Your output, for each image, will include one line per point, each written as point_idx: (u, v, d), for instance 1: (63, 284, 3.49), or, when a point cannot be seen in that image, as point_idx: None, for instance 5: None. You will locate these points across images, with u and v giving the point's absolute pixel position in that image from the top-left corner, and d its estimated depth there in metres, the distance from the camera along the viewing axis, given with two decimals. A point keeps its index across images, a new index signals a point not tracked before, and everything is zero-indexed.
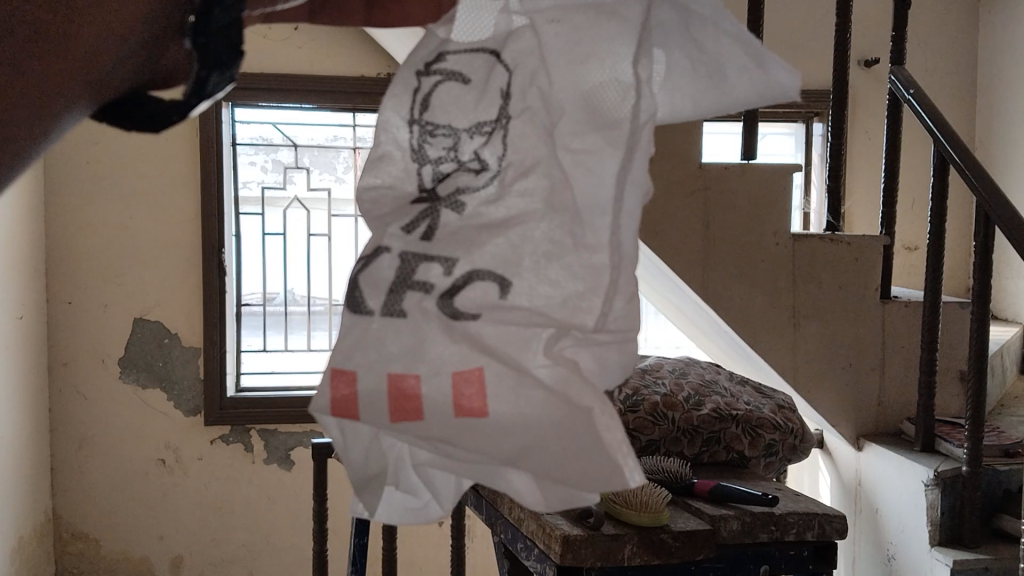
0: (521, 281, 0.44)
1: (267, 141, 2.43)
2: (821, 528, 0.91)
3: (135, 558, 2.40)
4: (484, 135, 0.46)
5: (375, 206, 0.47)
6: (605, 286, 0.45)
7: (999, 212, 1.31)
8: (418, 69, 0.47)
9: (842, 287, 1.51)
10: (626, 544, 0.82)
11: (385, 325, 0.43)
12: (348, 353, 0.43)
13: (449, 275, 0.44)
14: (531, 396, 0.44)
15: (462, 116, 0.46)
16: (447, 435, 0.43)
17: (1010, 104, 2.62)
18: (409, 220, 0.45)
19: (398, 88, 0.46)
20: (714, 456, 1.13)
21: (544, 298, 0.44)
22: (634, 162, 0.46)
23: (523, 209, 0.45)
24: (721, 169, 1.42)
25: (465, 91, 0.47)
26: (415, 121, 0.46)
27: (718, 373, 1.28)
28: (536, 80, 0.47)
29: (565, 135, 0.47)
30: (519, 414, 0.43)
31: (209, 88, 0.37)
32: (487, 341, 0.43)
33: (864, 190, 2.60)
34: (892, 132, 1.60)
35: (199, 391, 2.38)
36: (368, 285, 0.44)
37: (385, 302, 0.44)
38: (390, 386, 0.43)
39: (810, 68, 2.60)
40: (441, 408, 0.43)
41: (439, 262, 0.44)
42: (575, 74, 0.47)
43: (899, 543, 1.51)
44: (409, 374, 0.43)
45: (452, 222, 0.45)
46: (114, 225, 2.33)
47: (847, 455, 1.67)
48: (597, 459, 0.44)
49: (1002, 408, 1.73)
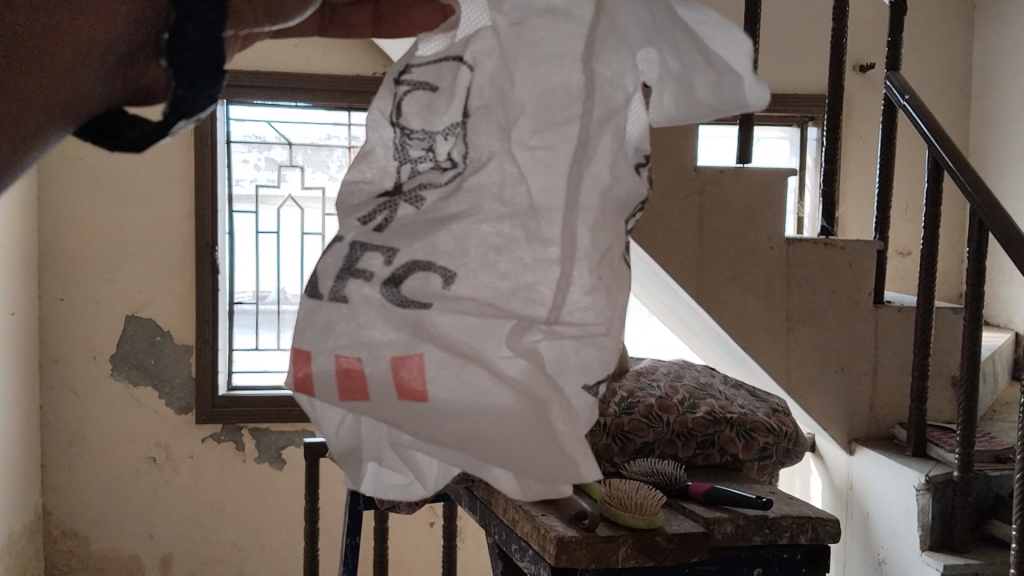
0: (465, 273, 0.47)
1: (260, 139, 2.43)
2: (814, 531, 0.91)
3: (124, 556, 2.39)
4: (453, 135, 0.52)
5: (353, 197, 0.52)
6: (555, 276, 0.48)
7: (993, 219, 1.31)
8: (394, 75, 0.54)
9: (835, 291, 1.51)
10: (621, 545, 0.82)
11: (331, 308, 0.46)
12: (307, 336, 0.47)
13: (388, 265, 0.47)
14: (487, 384, 0.47)
15: (434, 119, 0.53)
16: (395, 416, 0.47)
17: (1003, 110, 2.63)
18: (366, 213, 0.50)
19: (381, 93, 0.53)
20: (708, 459, 1.14)
21: (491, 289, 0.47)
22: (589, 157, 0.52)
23: (476, 200, 0.49)
24: (716, 172, 1.42)
25: (432, 96, 0.53)
26: (394, 124, 0.53)
27: (713, 376, 1.28)
28: (497, 81, 0.53)
29: (523, 134, 0.52)
30: (463, 398, 0.46)
31: (188, 104, 0.41)
32: (443, 331, 0.46)
33: (857, 195, 2.61)
34: (887, 137, 1.61)
35: (190, 389, 2.37)
36: (322, 269, 0.47)
37: (333, 287, 0.47)
38: (338, 367, 0.46)
39: (805, 73, 2.61)
40: (386, 391, 0.46)
41: (380, 252, 0.47)
42: (537, 77, 0.53)
43: (889, 547, 1.52)
44: (352, 356, 0.46)
45: (409, 214, 0.49)
46: (107, 222, 2.32)
47: (838, 459, 1.68)
48: (553, 453, 0.47)
49: (994, 413, 1.74)
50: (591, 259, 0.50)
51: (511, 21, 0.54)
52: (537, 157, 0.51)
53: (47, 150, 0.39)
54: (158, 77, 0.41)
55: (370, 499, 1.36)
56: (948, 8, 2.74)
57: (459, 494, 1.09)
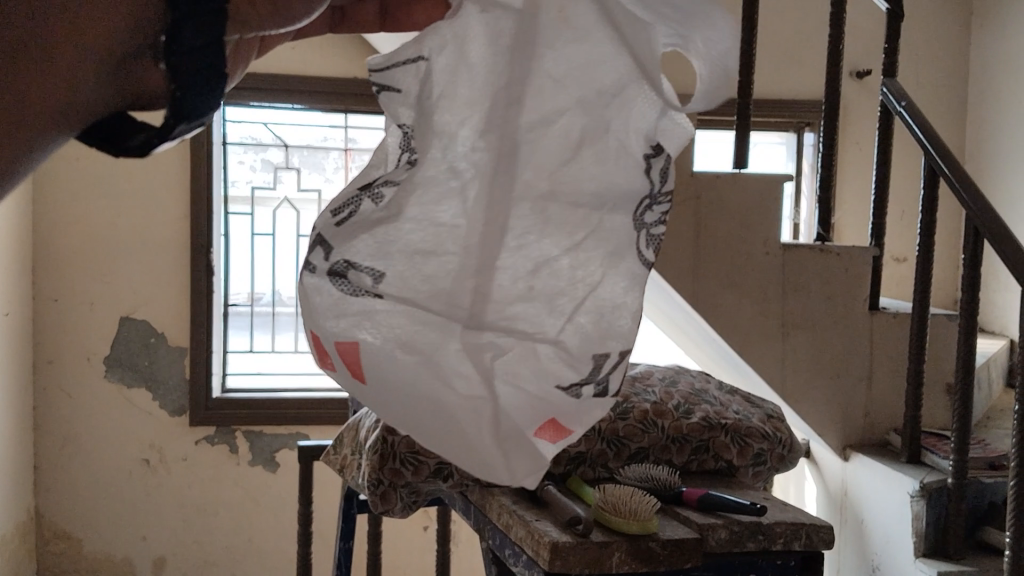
0: (393, 273, 0.52)
1: (256, 140, 2.43)
2: (809, 538, 0.91)
3: (117, 558, 2.39)
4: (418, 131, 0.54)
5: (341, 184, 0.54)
6: (479, 283, 0.55)
7: (989, 225, 1.31)
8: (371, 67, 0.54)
9: (831, 297, 1.51)
10: (614, 551, 0.81)
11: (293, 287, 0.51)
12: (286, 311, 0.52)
13: (328, 261, 0.50)
14: (434, 378, 0.55)
15: (405, 114, 0.54)
16: (351, 387, 0.53)
17: (999, 117, 2.64)
18: (337, 206, 0.51)
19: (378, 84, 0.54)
20: (703, 464, 1.14)
21: (417, 289, 0.53)
22: (538, 164, 0.55)
23: (418, 204, 0.53)
24: (713, 178, 1.42)
25: (401, 96, 0.54)
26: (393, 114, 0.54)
27: (708, 382, 1.27)
28: (453, 79, 0.54)
29: (474, 135, 0.54)
30: (403, 386, 0.54)
31: (188, 112, 0.38)
32: (387, 326, 0.53)
33: (853, 201, 2.61)
34: (883, 144, 1.61)
35: (185, 391, 2.36)
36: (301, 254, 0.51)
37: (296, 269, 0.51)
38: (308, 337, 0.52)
39: (801, 78, 2.62)
40: (341, 367, 0.53)
41: (322, 247, 0.50)
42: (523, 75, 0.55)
43: (882, 553, 1.52)
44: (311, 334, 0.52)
45: (371, 211, 0.52)
46: (102, 222, 2.31)
47: (832, 464, 1.68)
48: (481, 450, 0.56)
49: (989, 421, 1.74)
50: (526, 261, 0.55)
51: (481, 16, 0.54)
52: (483, 159, 0.55)
53: (45, 150, 0.38)
54: (158, 78, 0.38)
55: (364, 502, 1.36)
56: (945, 15, 2.75)
57: (454, 499, 1.08)
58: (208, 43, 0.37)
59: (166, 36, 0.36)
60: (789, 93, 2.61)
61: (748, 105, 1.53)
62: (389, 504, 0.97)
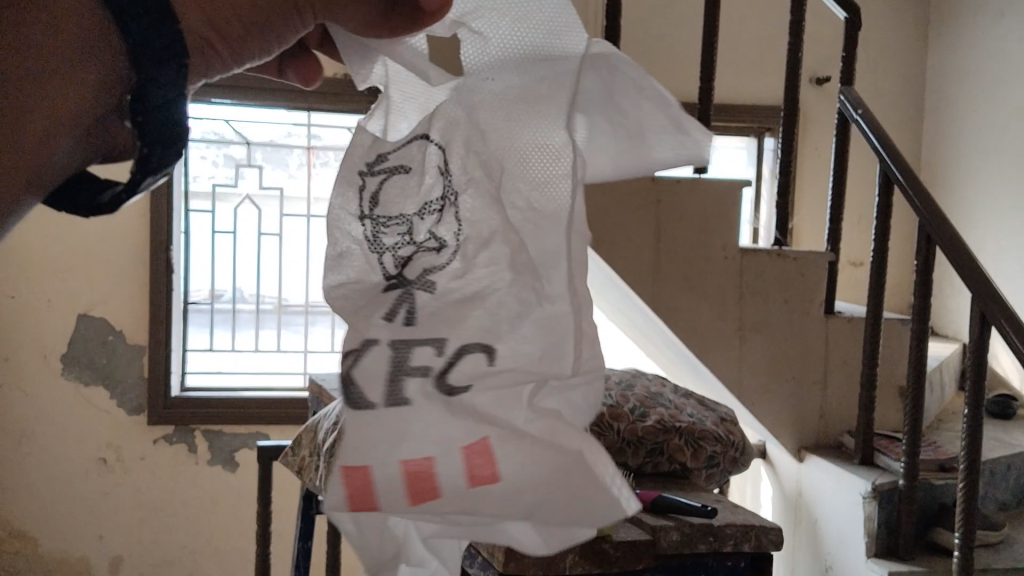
0: (503, 344, 0.42)
1: (220, 137, 2.41)
2: (758, 540, 0.94)
3: (73, 558, 2.36)
4: (435, 213, 0.45)
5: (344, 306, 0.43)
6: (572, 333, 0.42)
7: (940, 231, 1.34)
8: (358, 169, 0.46)
9: (788, 300, 1.53)
10: (568, 553, 0.86)
11: (389, 414, 0.40)
12: (359, 447, 0.40)
13: (441, 354, 0.42)
14: (524, 450, 0.41)
15: (408, 203, 0.45)
16: (464, 508, 0.41)
17: (953, 124, 2.70)
18: (387, 307, 0.43)
19: (343, 185, 0.45)
20: (657, 466, 1.16)
21: (525, 355, 0.42)
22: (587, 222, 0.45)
23: (490, 277, 0.43)
24: (673, 183, 1.45)
25: (406, 180, 0.46)
26: (365, 216, 0.45)
27: (663, 386, 1.29)
28: (473, 141, 0.46)
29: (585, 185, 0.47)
30: (521, 475, 0.41)
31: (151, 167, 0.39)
32: (483, 410, 0.41)
33: (812, 206, 2.65)
34: (839, 152, 1.63)
35: (143, 390, 2.34)
36: (361, 377, 0.41)
37: (385, 392, 0.41)
38: (405, 470, 0.40)
39: (762, 84, 2.66)
40: (455, 482, 0.41)
41: (428, 344, 0.42)
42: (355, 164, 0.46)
43: (836, 553, 1.54)
44: (419, 457, 0.41)
45: (429, 301, 0.43)
46: (59, 217, 2.28)
47: (788, 467, 1.70)
48: (598, 497, 0.41)
49: (940, 423, 1.78)
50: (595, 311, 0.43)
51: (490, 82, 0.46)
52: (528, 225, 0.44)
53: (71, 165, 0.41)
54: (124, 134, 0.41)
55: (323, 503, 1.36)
56: (902, 23, 2.81)
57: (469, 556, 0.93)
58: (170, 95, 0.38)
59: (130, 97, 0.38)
60: (750, 99, 2.66)
61: (708, 111, 1.55)
62: None
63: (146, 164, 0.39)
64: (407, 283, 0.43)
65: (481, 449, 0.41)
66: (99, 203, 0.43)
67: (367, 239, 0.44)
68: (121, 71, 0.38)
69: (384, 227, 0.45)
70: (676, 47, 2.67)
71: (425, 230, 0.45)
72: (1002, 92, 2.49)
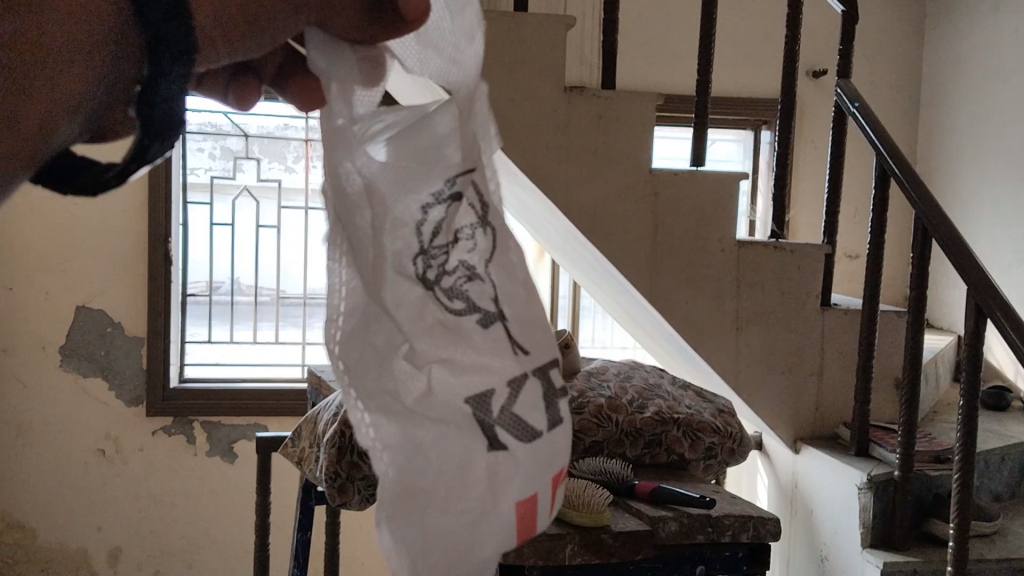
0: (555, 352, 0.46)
1: (215, 128, 2.40)
2: (756, 530, 0.95)
3: (72, 550, 2.37)
4: (471, 242, 0.45)
5: (461, 357, 0.45)
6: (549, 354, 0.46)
7: (936, 225, 1.35)
8: (422, 206, 0.45)
9: (784, 293, 1.54)
10: (567, 543, 0.87)
11: (553, 436, 0.45)
12: (534, 478, 0.45)
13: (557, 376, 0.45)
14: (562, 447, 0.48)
15: (449, 237, 0.45)
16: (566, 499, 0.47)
17: (949, 116, 2.71)
18: (513, 345, 0.45)
19: (407, 224, 0.45)
20: (655, 458, 1.16)
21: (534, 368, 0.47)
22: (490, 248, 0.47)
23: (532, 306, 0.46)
24: (671, 176, 1.45)
25: (456, 216, 0.45)
26: (423, 250, 0.45)
27: (661, 377, 1.30)
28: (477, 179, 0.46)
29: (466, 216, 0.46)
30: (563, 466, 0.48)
31: (150, 155, 0.38)
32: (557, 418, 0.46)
33: (808, 199, 2.66)
34: (836, 146, 1.64)
35: (141, 382, 2.35)
36: (524, 412, 0.44)
37: (548, 418, 0.45)
38: (557, 478, 0.45)
39: (759, 78, 2.67)
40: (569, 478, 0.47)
41: (547, 368, 0.45)
42: (412, 203, 0.45)
43: (832, 544, 1.55)
44: (561, 467, 0.46)
45: (514, 328, 0.45)
46: (55, 209, 2.28)
47: (784, 458, 1.71)
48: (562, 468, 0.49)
49: (935, 415, 1.79)
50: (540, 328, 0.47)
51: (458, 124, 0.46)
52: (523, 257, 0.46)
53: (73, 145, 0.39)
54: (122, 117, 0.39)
55: (322, 494, 1.37)
56: (899, 16, 2.81)
57: None
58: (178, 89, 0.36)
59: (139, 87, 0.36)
60: (747, 91, 2.66)
61: (706, 104, 1.55)
62: (347, 497, 0.95)
63: (144, 153, 0.38)
64: (493, 318, 0.45)
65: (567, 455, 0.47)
66: (87, 180, 0.40)
67: (422, 278, 0.45)
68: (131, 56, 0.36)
69: (433, 263, 0.45)
70: (673, 39, 2.67)
71: (461, 258, 0.45)
72: (998, 86, 2.50)
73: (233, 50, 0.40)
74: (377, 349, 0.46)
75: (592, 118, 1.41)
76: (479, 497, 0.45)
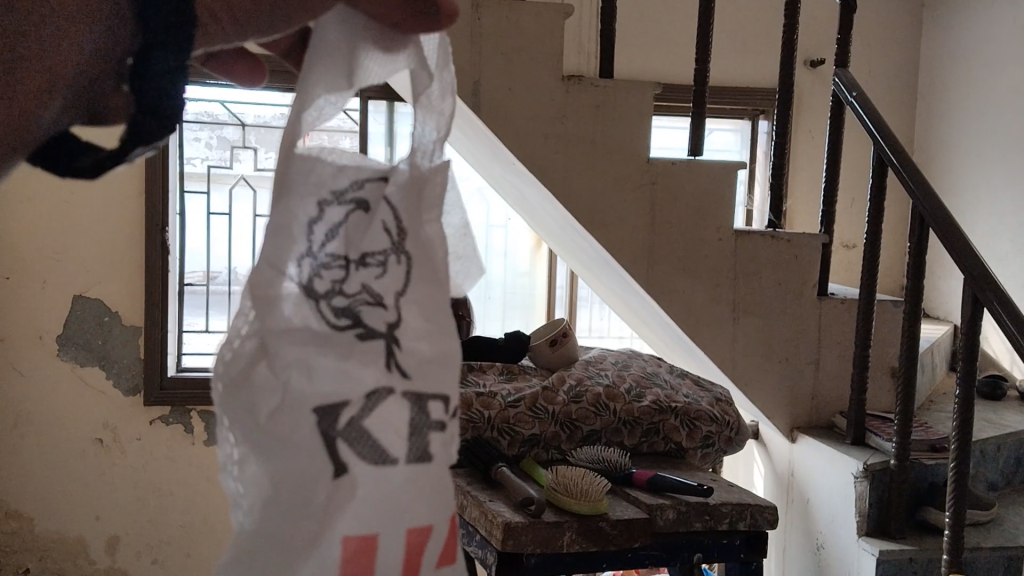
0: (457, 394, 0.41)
1: (212, 118, 2.41)
2: (752, 518, 0.96)
3: (70, 538, 2.37)
4: (374, 264, 0.40)
5: (331, 370, 0.38)
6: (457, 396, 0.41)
7: (934, 214, 1.35)
8: (322, 199, 0.40)
9: (781, 282, 1.54)
10: (565, 531, 0.87)
11: (414, 473, 0.39)
12: (375, 513, 0.38)
13: (448, 415, 0.40)
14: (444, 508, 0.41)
15: (347, 244, 0.40)
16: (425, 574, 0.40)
17: (946, 106, 2.71)
18: (380, 359, 0.39)
19: (294, 215, 0.39)
20: (653, 446, 1.18)
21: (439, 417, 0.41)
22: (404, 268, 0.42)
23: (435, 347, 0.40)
24: (668, 165, 1.45)
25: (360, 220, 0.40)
26: (307, 255, 0.39)
27: (659, 366, 1.31)
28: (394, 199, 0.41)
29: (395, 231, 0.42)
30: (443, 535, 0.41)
31: (146, 137, 0.36)
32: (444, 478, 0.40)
33: (805, 189, 2.66)
34: (833, 135, 1.64)
35: (139, 371, 2.35)
36: (380, 433, 0.38)
37: (408, 449, 0.39)
38: (408, 540, 0.39)
39: (757, 68, 2.67)
40: (434, 553, 0.40)
41: (440, 400, 0.40)
42: (307, 198, 0.39)
43: (827, 532, 1.55)
44: (422, 528, 0.39)
45: (412, 357, 0.40)
46: (51, 198, 2.27)
47: (780, 446, 1.72)
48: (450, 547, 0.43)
49: (931, 404, 1.80)
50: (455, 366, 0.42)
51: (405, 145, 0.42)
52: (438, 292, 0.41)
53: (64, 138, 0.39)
54: (118, 105, 0.35)
55: None
56: (897, 6, 2.81)
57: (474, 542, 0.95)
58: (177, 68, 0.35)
59: (133, 60, 0.34)
60: (744, 81, 2.66)
61: (704, 93, 1.55)
62: None
63: (138, 134, 0.36)
64: (375, 337, 0.39)
65: (453, 527, 0.41)
66: (77, 165, 0.40)
67: (305, 284, 0.39)
68: (128, 36, 0.34)
69: (323, 275, 0.39)
70: (671, 29, 2.67)
71: (365, 283, 0.40)
72: (996, 75, 2.50)
73: (237, 18, 0.37)
74: (242, 365, 0.38)
75: (590, 106, 1.41)
76: (315, 531, 0.38)
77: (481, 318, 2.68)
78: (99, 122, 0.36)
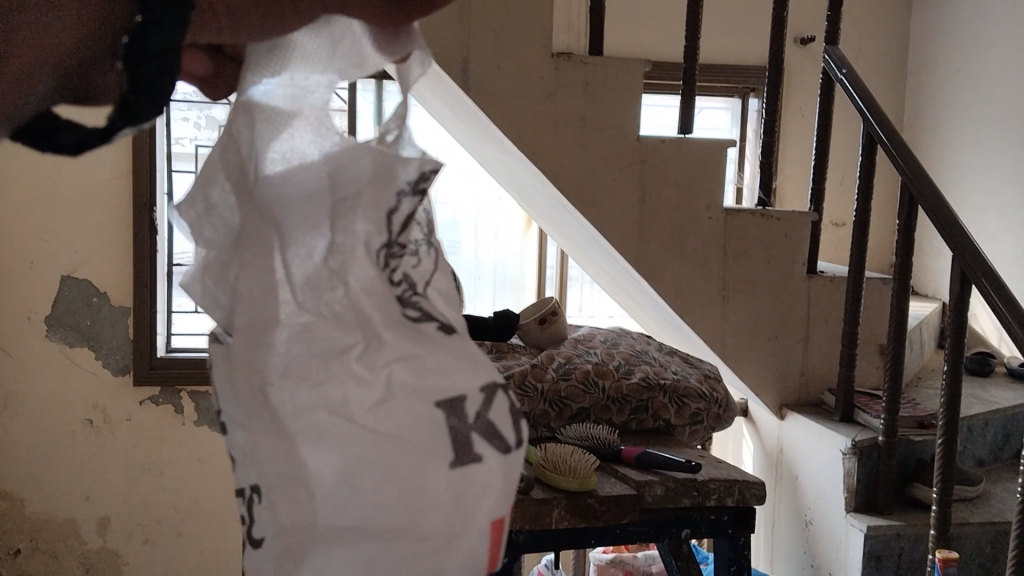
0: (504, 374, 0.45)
1: (200, 97, 2.38)
2: (741, 494, 0.96)
3: (61, 518, 2.37)
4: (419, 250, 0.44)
5: (420, 360, 0.42)
6: None
7: (923, 191, 1.35)
8: (398, 189, 0.43)
9: (771, 260, 1.54)
10: (554, 507, 0.88)
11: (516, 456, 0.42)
12: (496, 498, 0.41)
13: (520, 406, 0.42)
14: None
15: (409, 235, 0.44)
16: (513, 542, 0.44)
17: (937, 84, 2.70)
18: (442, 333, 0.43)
19: (373, 209, 0.43)
20: (642, 423, 1.18)
21: None
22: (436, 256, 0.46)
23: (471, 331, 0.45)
24: (659, 143, 1.45)
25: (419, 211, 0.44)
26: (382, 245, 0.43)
27: (648, 343, 1.31)
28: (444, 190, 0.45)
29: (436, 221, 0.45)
30: None
31: (136, 111, 0.36)
32: None
33: (795, 167, 2.66)
34: (823, 113, 1.63)
35: (128, 352, 2.34)
36: (494, 418, 0.42)
37: (516, 431, 0.42)
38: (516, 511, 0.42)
39: (747, 46, 2.66)
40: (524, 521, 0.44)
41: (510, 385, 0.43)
42: (384, 191, 0.43)
43: (816, 508, 1.56)
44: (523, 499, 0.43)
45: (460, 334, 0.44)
46: (36, 178, 2.25)
47: (769, 423, 1.73)
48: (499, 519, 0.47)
49: (920, 380, 1.81)
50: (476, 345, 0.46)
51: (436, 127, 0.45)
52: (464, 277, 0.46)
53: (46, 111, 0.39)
54: (108, 83, 0.36)
55: None
56: None
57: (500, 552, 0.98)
58: (172, 48, 0.35)
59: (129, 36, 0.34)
60: (735, 59, 2.65)
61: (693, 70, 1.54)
62: None
63: (130, 109, 0.36)
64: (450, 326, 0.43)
65: None
66: (61, 142, 0.41)
67: (381, 271, 0.43)
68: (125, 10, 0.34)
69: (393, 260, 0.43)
70: (662, 6, 2.65)
71: (410, 270, 0.44)
72: (986, 53, 2.50)
73: (236, 27, 0.39)
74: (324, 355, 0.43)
75: (579, 83, 1.40)
76: (456, 523, 0.41)
77: (470, 297, 2.67)
78: (88, 101, 0.37)
